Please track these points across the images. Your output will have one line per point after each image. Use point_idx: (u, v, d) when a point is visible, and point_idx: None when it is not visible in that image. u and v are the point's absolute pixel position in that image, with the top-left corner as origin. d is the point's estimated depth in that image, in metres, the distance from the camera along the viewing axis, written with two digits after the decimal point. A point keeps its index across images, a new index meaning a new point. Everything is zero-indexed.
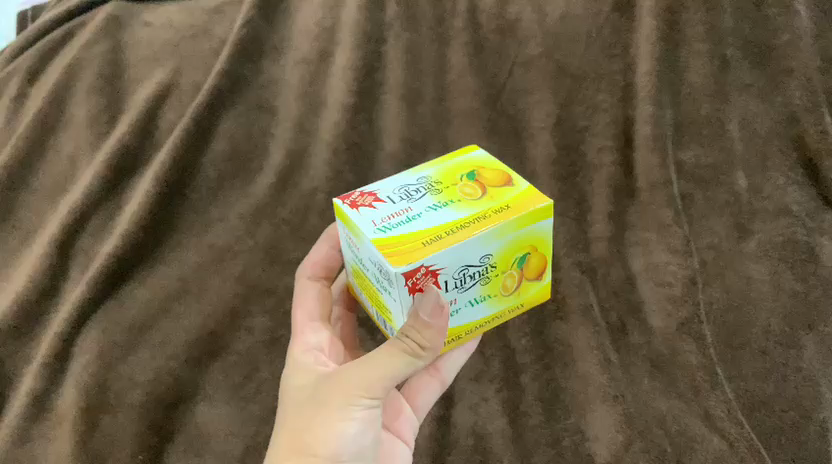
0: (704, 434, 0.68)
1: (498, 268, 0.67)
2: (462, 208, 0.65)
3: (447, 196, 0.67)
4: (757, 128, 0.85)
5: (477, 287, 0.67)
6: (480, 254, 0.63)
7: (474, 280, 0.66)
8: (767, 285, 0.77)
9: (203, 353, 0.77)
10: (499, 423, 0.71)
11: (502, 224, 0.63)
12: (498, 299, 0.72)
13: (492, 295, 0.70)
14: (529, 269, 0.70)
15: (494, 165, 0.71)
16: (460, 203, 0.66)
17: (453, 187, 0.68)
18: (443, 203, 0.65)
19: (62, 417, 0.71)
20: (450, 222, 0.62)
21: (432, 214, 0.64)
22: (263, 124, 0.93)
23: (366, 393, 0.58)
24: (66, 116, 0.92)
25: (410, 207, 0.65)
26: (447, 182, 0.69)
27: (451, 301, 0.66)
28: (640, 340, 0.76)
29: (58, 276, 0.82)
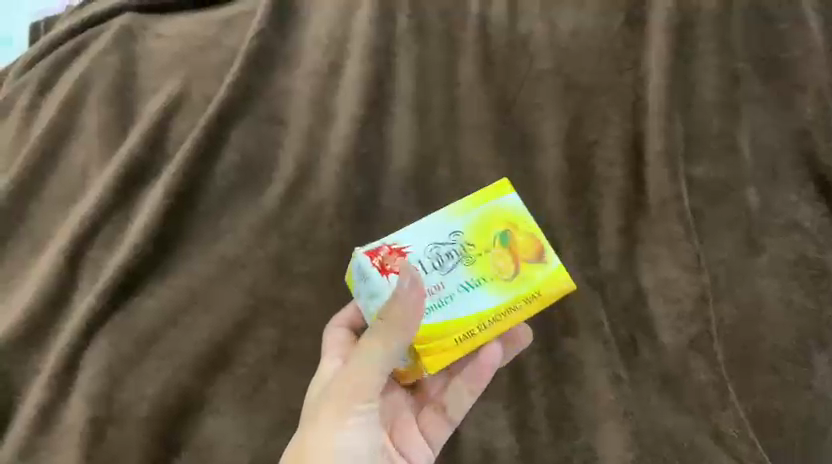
0: (714, 452, 0.71)
1: (479, 249, 0.69)
2: (494, 291, 0.68)
3: (481, 270, 0.68)
4: (770, 143, 0.85)
5: (463, 269, 0.68)
6: (491, 302, 0.67)
7: (456, 263, 0.68)
8: (778, 303, 0.77)
9: (210, 366, 0.78)
10: (508, 440, 0.72)
11: (520, 312, 0.67)
12: (499, 290, 0.68)
13: (486, 278, 0.68)
14: (531, 269, 0.69)
15: (523, 221, 0.70)
16: (493, 282, 0.68)
17: (486, 256, 0.69)
18: (476, 281, 0.68)
19: (69, 428, 0.74)
20: (482, 313, 0.67)
21: (464, 297, 0.67)
22: (274, 135, 0.91)
23: (353, 398, 0.63)
24: (76, 127, 0.92)
25: (442, 282, 0.67)
26: (482, 245, 0.69)
27: (437, 286, 0.67)
28: (650, 357, 0.75)
29: (67, 288, 0.82)
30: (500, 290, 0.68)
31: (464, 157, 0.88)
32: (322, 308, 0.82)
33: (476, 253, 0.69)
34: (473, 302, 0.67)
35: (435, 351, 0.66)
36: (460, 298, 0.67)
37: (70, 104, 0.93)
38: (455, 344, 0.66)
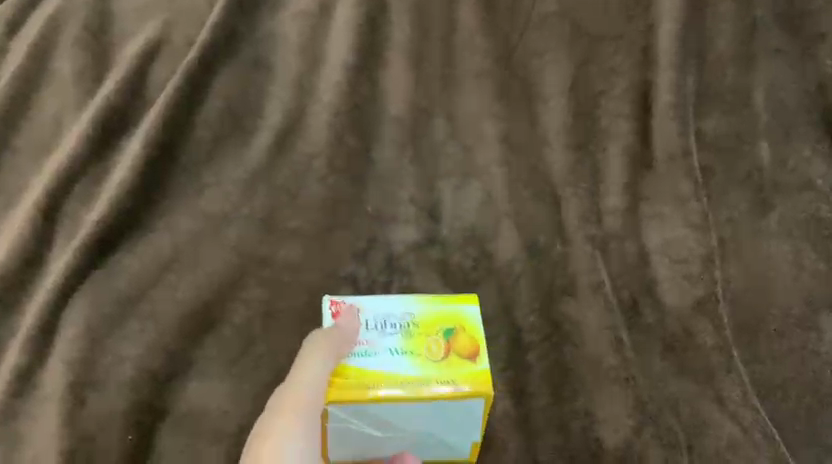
0: (719, 420, 0.66)
1: (418, 342, 0.64)
2: (416, 365, 0.62)
3: (415, 342, 0.64)
4: (784, 98, 0.81)
5: (397, 338, 0.64)
6: (407, 365, 0.62)
7: (388, 349, 0.63)
8: (787, 265, 0.74)
9: (195, 327, 0.73)
10: (504, 404, 0.68)
11: (435, 395, 0.58)
12: (421, 366, 0.62)
13: (414, 351, 0.63)
14: (462, 367, 0.62)
15: (476, 328, 0.66)
16: (419, 356, 0.63)
17: (425, 341, 0.64)
18: (405, 349, 0.63)
19: (49, 394, 0.67)
20: (393, 375, 0.61)
21: (386, 359, 0.62)
22: (261, 82, 0.87)
23: (298, 388, 0.57)
24: (48, 71, 0.86)
25: (372, 342, 0.64)
26: (425, 328, 0.66)
27: (363, 343, 0.64)
28: (652, 319, 0.72)
29: (42, 243, 0.77)
30: (424, 366, 0.62)
31: (462, 110, 0.85)
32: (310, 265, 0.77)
33: (417, 338, 0.65)
34: (392, 365, 0.62)
35: (340, 386, 0.59)
36: (384, 359, 0.62)
37: (42, 46, 0.87)
38: (355, 386, 0.59)
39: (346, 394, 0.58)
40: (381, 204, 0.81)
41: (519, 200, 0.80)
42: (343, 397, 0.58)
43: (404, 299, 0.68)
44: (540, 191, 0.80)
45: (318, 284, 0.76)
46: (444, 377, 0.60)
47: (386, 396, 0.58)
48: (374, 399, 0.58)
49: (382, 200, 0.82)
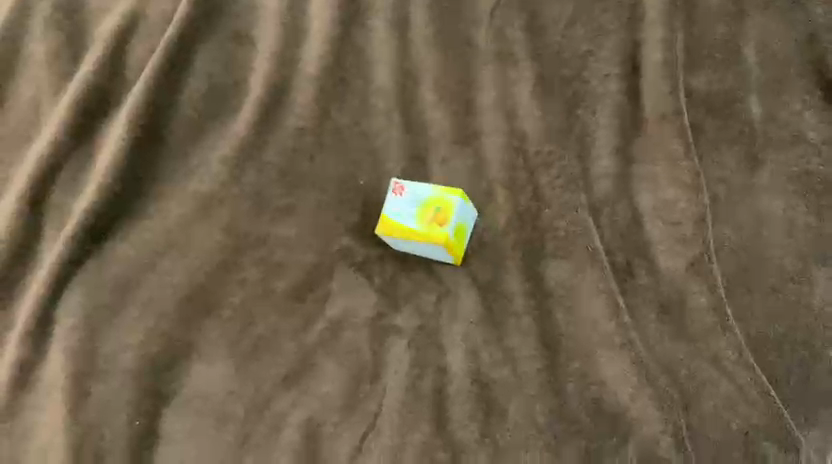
0: (714, 378, 0.68)
1: (436, 226, 0.74)
2: (431, 241, 0.74)
3: (434, 215, 0.74)
4: (775, 49, 0.79)
5: (421, 220, 0.74)
6: (424, 242, 0.74)
7: (405, 200, 0.76)
8: (780, 221, 0.74)
9: (194, 310, 0.73)
10: (504, 371, 0.69)
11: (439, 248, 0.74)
12: (435, 195, 0.75)
13: (431, 230, 0.74)
14: (453, 198, 0.74)
15: (465, 232, 0.75)
16: (432, 205, 0.75)
17: (435, 217, 0.74)
18: (428, 193, 0.75)
19: (50, 385, 0.69)
20: (418, 236, 0.74)
21: (409, 210, 0.75)
22: (241, 56, 0.86)
23: None
24: (22, 55, 0.84)
25: (403, 188, 0.76)
26: (443, 208, 0.74)
27: (399, 189, 0.76)
28: (647, 282, 0.73)
29: (32, 236, 0.76)
30: (433, 198, 0.75)
31: (449, 75, 0.84)
32: (305, 242, 0.78)
33: (434, 224, 0.74)
34: (403, 209, 0.76)
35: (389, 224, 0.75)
36: (413, 189, 0.76)
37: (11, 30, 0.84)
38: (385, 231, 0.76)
39: (388, 227, 0.75)
40: (373, 177, 0.81)
41: (515, 168, 0.79)
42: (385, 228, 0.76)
43: (425, 187, 0.76)
44: (529, 161, 0.79)
45: (313, 262, 0.76)
46: (446, 209, 0.74)
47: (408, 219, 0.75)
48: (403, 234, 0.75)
49: (375, 173, 0.82)
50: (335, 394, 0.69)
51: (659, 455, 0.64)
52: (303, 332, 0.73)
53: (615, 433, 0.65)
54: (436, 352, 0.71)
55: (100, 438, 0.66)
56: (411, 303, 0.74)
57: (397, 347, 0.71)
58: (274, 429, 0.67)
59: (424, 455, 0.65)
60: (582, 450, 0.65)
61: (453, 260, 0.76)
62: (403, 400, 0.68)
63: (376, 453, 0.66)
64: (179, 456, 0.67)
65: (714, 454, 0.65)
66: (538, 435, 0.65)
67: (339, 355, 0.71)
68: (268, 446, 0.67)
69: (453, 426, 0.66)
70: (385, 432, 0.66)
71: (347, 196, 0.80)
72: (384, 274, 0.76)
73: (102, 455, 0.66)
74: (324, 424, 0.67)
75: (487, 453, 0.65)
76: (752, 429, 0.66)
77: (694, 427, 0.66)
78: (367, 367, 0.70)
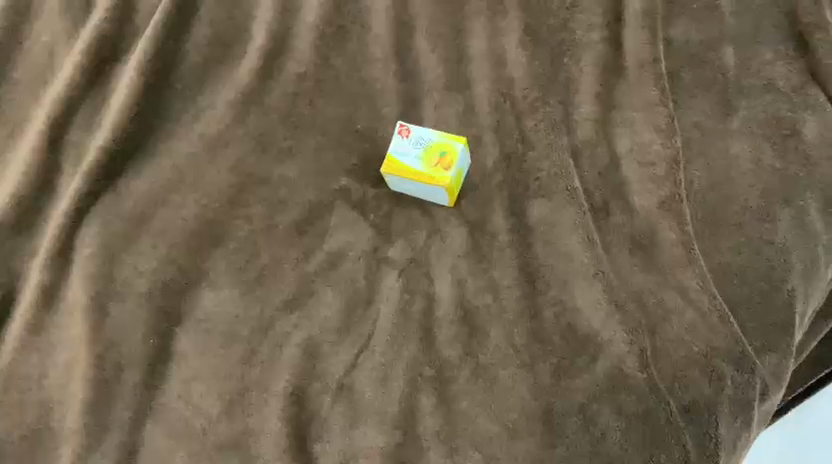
0: (679, 306, 0.73)
1: (437, 169, 0.79)
2: (431, 182, 0.79)
3: (438, 159, 0.80)
4: (750, 2, 0.85)
5: (423, 162, 0.80)
6: (423, 183, 0.80)
7: (411, 142, 0.82)
8: (748, 163, 0.79)
9: (204, 241, 0.80)
10: (486, 299, 0.75)
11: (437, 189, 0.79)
12: (441, 142, 0.81)
13: (433, 171, 0.79)
14: (458, 146, 0.80)
15: (461, 180, 0.81)
16: (436, 150, 0.81)
17: (438, 161, 0.80)
18: (434, 139, 0.81)
19: (73, 305, 0.76)
20: (419, 175, 0.79)
21: (413, 152, 0.81)
22: (245, 6, 0.91)
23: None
24: (38, 2, 0.89)
25: (411, 132, 0.82)
26: (446, 154, 0.80)
27: (407, 132, 0.82)
28: (621, 219, 0.79)
29: (51, 171, 0.82)
30: (438, 144, 0.81)
31: (443, 25, 0.88)
32: (306, 181, 0.83)
33: (436, 166, 0.79)
34: (407, 150, 0.81)
35: (393, 161, 0.81)
36: (420, 134, 0.82)
37: None
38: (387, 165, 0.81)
39: (391, 163, 0.81)
40: (369, 121, 0.87)
41: (502, 113, 0.84)
42: (387, 164, 0.81)
43: (432, 133, 0.81)
44: (516, 107, 0.84)
45: (313, 199, 0.82)
46: (449, 156, 0.80)
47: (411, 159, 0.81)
48: (405, 171, 0.80)
49: (371, 118, 0.87)
50: (332, 317, 0.75)
51: (625, 373, 0.70)
52: (304, 262, 0.79)
53: (584, 354, 0.71)
54: (425, 280, 0.77)
55: (119, 353, 0.73)
56: (403, 237, 0.80)
57: (390, 277, 0.77)
58: (277, 347, 0.74)
59: (412, 371, 0.71)
60: (554, 368, 0.71)
61: (448, 203, 0.81)
62: (394, 322, 0.74)
63: (368, 369, 0.72)
64: (190, 371, 0.73)
65: (675, 372, 0.71)
66: (515, 355, 0.72)
67: (337, 284, 0.77)
68: (271, 363, 0.73)
69: (440, 346, 0.73)
70: (377, 351, 0.73)
71: (345, 139, 0.86)
72: (379, 211, 0.82)
73: (121, 367, 0.73)
74: (322, 343, 0.74)
75: (470, 370, 0.71)
76: (711, 351, 0.72)
77: (658, 349, 0.72)
78: (361, 294, 0.76)
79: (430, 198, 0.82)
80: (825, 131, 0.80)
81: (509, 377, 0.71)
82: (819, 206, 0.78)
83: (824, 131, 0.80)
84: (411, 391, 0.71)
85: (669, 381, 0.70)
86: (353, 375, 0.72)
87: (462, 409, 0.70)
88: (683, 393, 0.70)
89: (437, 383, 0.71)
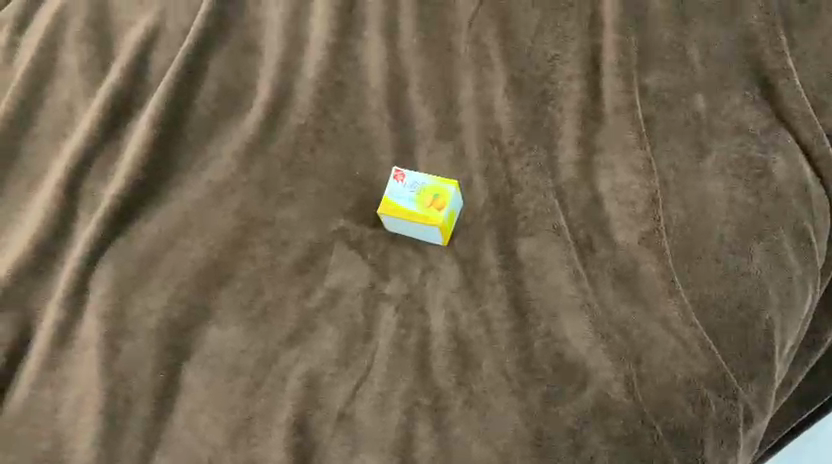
0: (662, 336, 0.77)
1: (431, 209, 0.84)
2: (425, 221, 0.84)
3: (431, 200, 0.85)
4: (717, 51, 0.90)
5: (418, 203, 0.85)
6: (418, 223, 0.84)
7: (407, 186, 0.87)
8: (722, 200, 0.84)
9: (210, 280, 0.84)
10: (478, 331, 0.79)
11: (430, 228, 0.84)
12: (434, 185, 0.86)
13: (427, 212, 0.84)
14: (450, 189, 0.86)
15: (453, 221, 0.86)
16: (429, 192, 0.86)
17: (432, 202, 0.85)
18: (428, 182, 0.87)
19: (86, 343, 0.80)
20: (414, 215, 0.84)
21: (408, 194, 0.86)
22: (251, 63, 0.98)
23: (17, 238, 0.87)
24: (58, 62, 0.96)
25: (406, 176, 0.88)
26: (439, 196, 0.85)
27: (402, 176, 0.88)
28: (606, 253, 0.83)
29: (68, 218, 0.88)
30: (432, 187, 0.86)
31: (433, 77, 0.95)
32: (307, 223, 0.88)
33: (430, 206, 0.84)
34: (402, 192, 0.86)
35: (389, 203, 0.86)
36: (414, 178, 0.87)
37: (48, 41, 0.96)
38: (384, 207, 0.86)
39: (387, 205, 0.86)
40: (366, 167, 0.92)
41: (491, 158, 0.90)
42: (384, 206, 0.86)
43: (426, 178, 0.87)
44: (503, 151, 0.90)
45: (314, 240, 0.87)
46: (442, 198, 0.85)
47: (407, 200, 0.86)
48: (401, 212, 0.85)
49: (368, 164, 0.93)
50: (332, 350, 0.79)
51: (611, 399, 0.74)
52: (306, 298, 0.83)
53: (573, 381, 0.75)
54: (421, 315, 0.81)
55: (129, 387, 0.77)
56: (399, 274, 0.85)
57: (387, 312, 0.81)
58: (280, 380, 0.78)
59: (409, 400, 0.75)
60: (544, 395, 0.74)
61: (442, 242, 0.86)
62: (391, 355, 0.78)
63: (367, 400, 0.76)
64: (198, 403, 0.77)
65: (661, 399, 0.74)
66: (506, 383, 0.75)
67: (336, 319, 0.81)
68: (275, 394, 0.77)
69: (435, 376, 0.77)
70: (376, 382, 0.77)
71: (344, 183, 0.91)
72: (376, 250, 0.86)
73: (131, 401, 0.77)
74: (323, 375, 0.77)
75: (464, 399, 0.75)
76: (695, 377, 0.75)
77: (643, 377, 0.75)
78: (360, 328, 0.80)
79: (424, 238, 0.87)
80: (793, 171, 0.86)
81: (501, 404, 0.74)
82: (791, 240, 0.82)
83: (793, 170, 0.86)
84: (408, 420, 0.74)
85: (654, 407, 0.74)
86: (353, 405, 0.75)
87: (457, 435, 0.73)
88: (669, 418, 0.73)
89: (433, 411, 0.74)
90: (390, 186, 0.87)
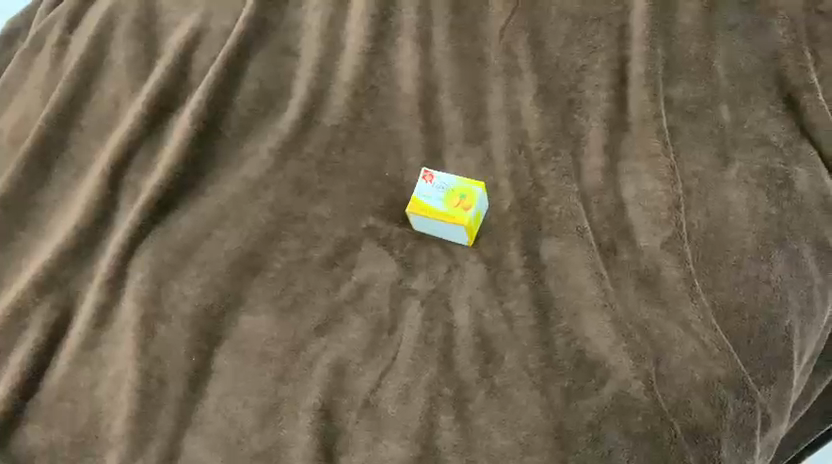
0: (682, 338, 0.78)
1: (457, 210, 0.87)
2: (452, 221, 0.86)
3: (458, 201, 0.87)
4: (742, 64, 0.92)
5: (445, 203, 0.88)
6: (445, 223, 0.87)
7: (435, 186, 0.90)
8: (744, 208, 0.86)
9: (244, 270, 0.87)
10: (501, 327, 0.81)
11: (457, 228, 0.87)
12: (462, 186, 0.89)
13: (454, 212, 0.87)
14: (477, 190, 0.88)
15: (479, 221, 0.89)
16: (457, 192, 0.88)
17: (459, 203, 0.87)
18: (456, 183, 0.89)
19: (123, 325, 0.83)
20: (441, 215, 0.87)
21: (436, 194, 0.89)
22: (288, 66, 1.02)
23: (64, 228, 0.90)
24: (106, 60, 1.01)
25: (435, 177, 0.90)
26: (466, 197, 0.88)
27: (431, 176, 0.90)
28: (630, 258, 0.85)
29: (110, 206, 0.92)
30: (459, 188, 0.89)
31: (463, 84, 0.98)
32: (338, 219, 0.91)
33: (457, 207, 0.87)
34: (430, 192, 0.89)
35: (417, 202, 0.89)
36: (442, 178, 0.90)
37: (97, 39, 1.01)
38: (413, 206, 0.89)
39: (416, 204, 0.89)
40: (396, 168, 0.95)
41: (518, 163, 0.92)
42: (412, 205, 0.89)
43: (454, 178, 0.90)
44: (529, 157, 0.93)
45: (344, 235, 0.90)
46: (469, 199, 0.87)
47: (434, 200, 0.88)
48: (428, 212, 0.88)
49: (397, 166, 0.96)
50: (359, 340, 0.81)
51: (631, 395, 0.75)
52: (334, 291, 0.86)
53: (594, 377, 0.77)
54: (446, 310, 0.83)
55: (163, 368, 0.80)
56: (426, 271, 0.87)
57: (412, 307, 0.84)
58: (308, 366, 0.80)
59: (432, 390, 0.77)
60: (565, 390, 0.76)
61: (466, 242, 0.88)
62: (416, 347, 0.80)
63: (391, 388, 0.78)
64: (228, 386, 0.80)
65: (679, 398, 0.76)
66: (528, 377, 0.77)
67: (364, 311, 0.84)
68: (303, 380, 0.79)
69: (459, 368, 0.79)
70: (400, 372, 0.79)
71: (374, 183, 0.94)
72: (404, 247, 0.89)
73: (165, 380, 0.80)
74: (350, 363, 0.80)
75: (486, 391, 0.77)
76: (713, 378, 0.76)
77: (663, 376, 0.77)
78: (387, 321, 0.83)
79: (450, 237, 0.89)
80: (816, 184, 0.87)
81: (523, 396, 0.76)
82: (812, 250, 0.84)
83: (815, 183, 0.87)
84: (431, 408, 0.76)
85: (673, 405, 0.75)
86: (378, 393, 0.78)
87: (479, 425, 0.75)
88: (687, 416, 0.75)
89: (455, 401, 0.77)
90: (419, 185, 0.90)
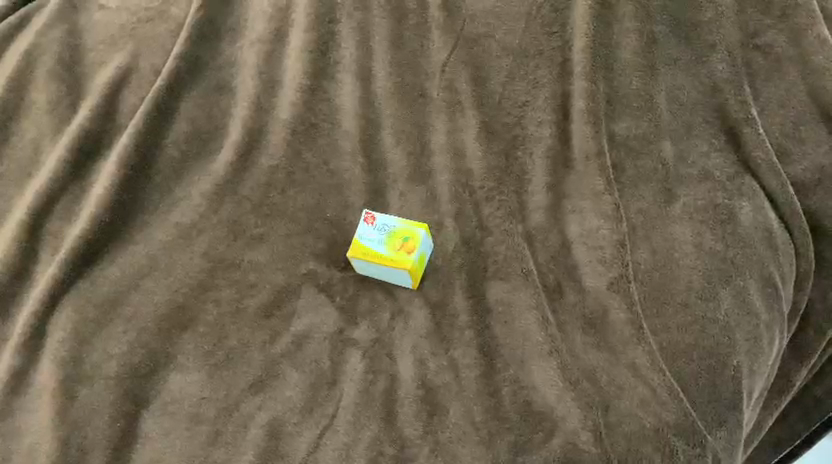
0: (630, 383, 0.76)
1: (399, 253, 0.83)
2: (392, 265, 0.82)
3: (401, 244, 0.84)
4: (684, 98, 0.89)
5: (387, 247, 0.84)
6: (386, 267, 0.83)
7: (378, 228, 0.86)
8: (690, 245, 0.83)
9: (173, 325, 0.83)
10: (446, 377, 0.78)
11: (400, 271, 0.82)
12: (405, 227, 0.85)
13: (395, 256, 0.83)
14: (421, 231, 0.84)
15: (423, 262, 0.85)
16: (399, 234, 0.85)
17: (400, 246, 0.83)
18: (397, 224, 0.85)
19: (40, 389, 0.79)
20: (382, 259, 0.83)
21: (378, 237, 0.85)
22: (224, 104, 0.99)
23: None
24: (28, 101, 0.97)
25: (376, 218, 0.87)
26: (410, 239, 0.84)
27: (373, 218, 0.87)
28: (574, 299, 0.83)
29: (30, 259, 0.88)
30: (402, 230, 0.85)
31: (404, 120, 0.95)
32: (275, 265, 0.88)
33: (399, 250, 0.83)
34: (371, 236, 0.85)
35: (358, 246, 0.85)
36: (385, 221, 0.86)
37: (17, 80, 0.97)
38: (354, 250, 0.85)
39: (356, 248, 0.85)
40: (337, 209, 0.92)
41: (462, 201, 0.90)
42: (353, 249, 0.85)
43: (397, 221, 0.86)
44: (473, 195, 0.90)
45: (282, 282, 0.86)
46: (411, 241, 0.83)
47: (375, 244, 0.84)
48: (369, 256, 0.84)
49: (338, 206, 0.92)
50: (297, 397, 0.78)
51: (579, 448, 0.72)
52: (270, 344, 0.82)
53: (542, 430, 0.74)
54: (389, 361, 0.80)
55: (83, 436, 0.76)
56: (368, 319, 0.83)
57: (354, 358, 0.80)
58: (241, 429, 0.76)
59: (373, 449, 0.74)
60: (511, 444, 0.73)
61: (412, 285, 0.85)
62: (357, 402, 0.77)
63: (330, 449, 0.74)
64: (156, 452, 0.75)
65: (629, 447, 0.72)
66: (473, 432, 0.74)
67: (302, 365, 0.80)
68: (236, 444, 0.75)
69: (401, 424, 0.75)
70: (340, 431, 0.75)
71: (314, 225, 0.91)
72: (345, 294, 0.85)
73: (86, 450, 0.75)
74: (286, 423, 0.76)
75: (430, 448, 0.74)
76: (663, 426, 0.73)
77: (612, 425, 0.74)
78: (326, 375, 0.79)
79: (394, 281, 0.86)
80: (759, 219, 0.84)
81: (468, 453, 0.73)
82: (758, 285, 0.81)
83: (758, 218, 0.84)
84: None
85: (622, 456, 0.72)
86: (316, 454, 0.74)
87: None
88: None
89: (397, 460, 0.73)
90: (361, 228, 0.87)
